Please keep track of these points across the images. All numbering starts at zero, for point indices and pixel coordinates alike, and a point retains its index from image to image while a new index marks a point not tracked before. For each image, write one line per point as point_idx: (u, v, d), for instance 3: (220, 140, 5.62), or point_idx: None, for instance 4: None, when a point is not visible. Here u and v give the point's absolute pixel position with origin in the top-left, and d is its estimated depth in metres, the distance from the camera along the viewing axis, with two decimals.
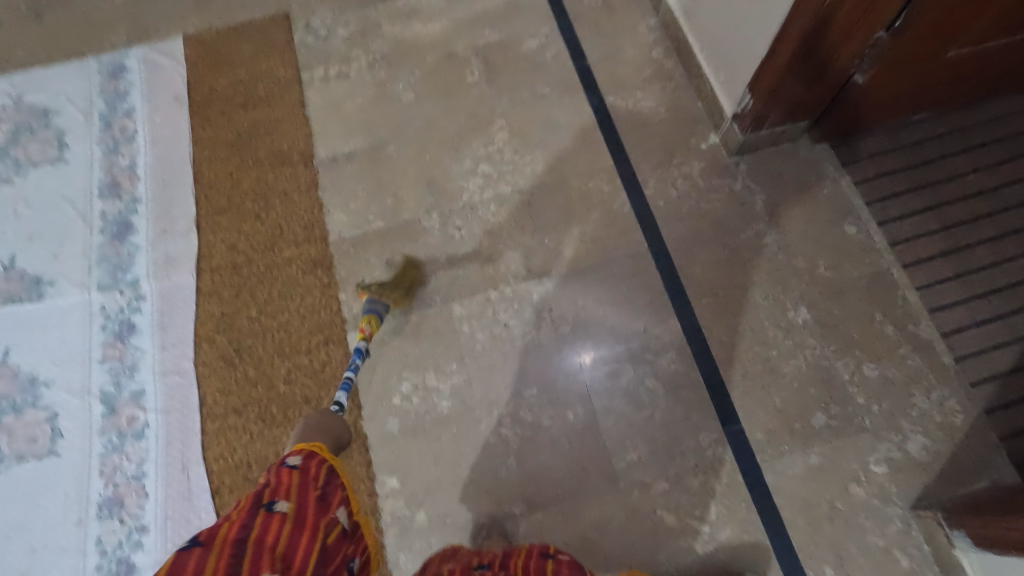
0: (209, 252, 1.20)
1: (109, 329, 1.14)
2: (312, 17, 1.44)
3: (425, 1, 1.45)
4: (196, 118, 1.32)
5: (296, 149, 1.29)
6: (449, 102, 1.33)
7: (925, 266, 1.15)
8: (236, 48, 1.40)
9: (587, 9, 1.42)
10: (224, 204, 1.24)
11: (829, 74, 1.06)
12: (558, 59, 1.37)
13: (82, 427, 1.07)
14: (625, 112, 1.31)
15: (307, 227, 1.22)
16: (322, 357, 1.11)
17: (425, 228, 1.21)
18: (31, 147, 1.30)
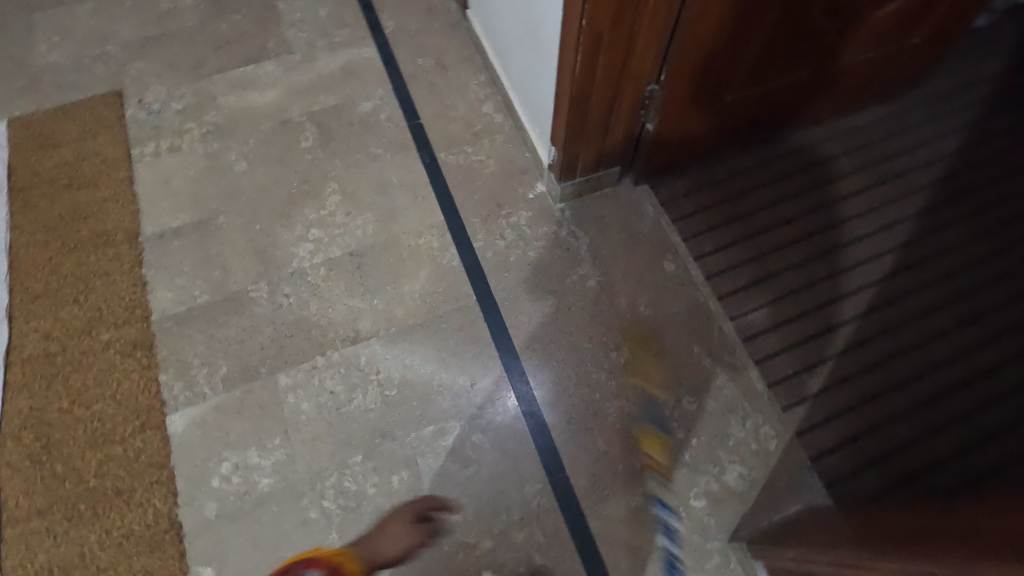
0: (21, 342, 1.14)
1: None
2: (144, 93, 1.43)
3: (261, 70, 1.47)
4: (16, 203, 1.28)
5: (121, 227, 1.26)
6: (281, 170, 1.33)
7: (739, 295, 1.20)
8: (63, 129, 1.37)
9: (421, 69, 1.47)
10: (40, 291, 1.19)
11: (618, 125, 1.12)
12: (391, 119, 1.40)
13: None
14: (456, 167, 1.34)
15: (128, 307, 1.18)
16: (138, 444, 1.06)
17: (253, 298, 1.19)
18: None
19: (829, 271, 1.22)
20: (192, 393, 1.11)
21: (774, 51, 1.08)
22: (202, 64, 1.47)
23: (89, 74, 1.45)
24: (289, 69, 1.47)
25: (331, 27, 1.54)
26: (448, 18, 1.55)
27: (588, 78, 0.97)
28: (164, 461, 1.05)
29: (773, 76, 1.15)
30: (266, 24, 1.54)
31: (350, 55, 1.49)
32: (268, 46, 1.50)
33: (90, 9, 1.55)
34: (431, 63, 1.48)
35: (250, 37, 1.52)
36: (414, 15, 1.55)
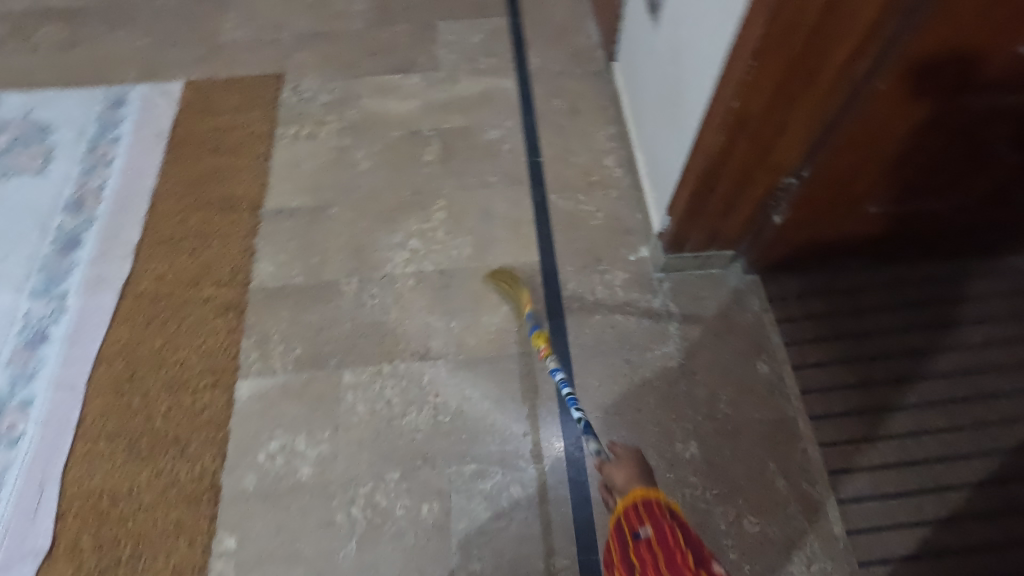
0: (139, 278, 1.25)
1: (24, 335, 1.19)
2: (300, 81, 1.55)
3: (406, 81, 1.55)
4: (169, 155, 1.43)
5: (248, 196, 1.36)
6: (399, 176, 1.39)
7: (835, 420, 1.08)
8: (225, 98, 1.52)
9: (553, 110, 1.49)
10: (167, 236, 1.31)
11: (742, 210, 1.05)
12: (512, 151, 1.42)
13: None
14: (562, 211, 1.33)
15: (233, 270, 1.26)
16: (205, 399, 1.12)
17: (342, 291, 1.23)
18: (21, 157, 1.42)
19: (946, 422, 1.08)
20: (264, 365, 1.15)
21: (936, 170, 0.99)
22: (356, 65, 1.58)
23: (259, 56, 1.60)
24: (431, 85, 1.54)
25: (479, 54, 1.60)
26: (591, 66, 1.56)
27: (723, 158, 0.92)
28: (223, 423, 1.10)
29: (928, 195, 1.05)
30: (422, 40, 1.63)
31: (490, 83, 1.54)
32: (418, 61, 1.59)
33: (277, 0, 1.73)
34: (564, 106, 1.49)
35: (404, 49, 1.61)
36: (559, 57, 1.58)
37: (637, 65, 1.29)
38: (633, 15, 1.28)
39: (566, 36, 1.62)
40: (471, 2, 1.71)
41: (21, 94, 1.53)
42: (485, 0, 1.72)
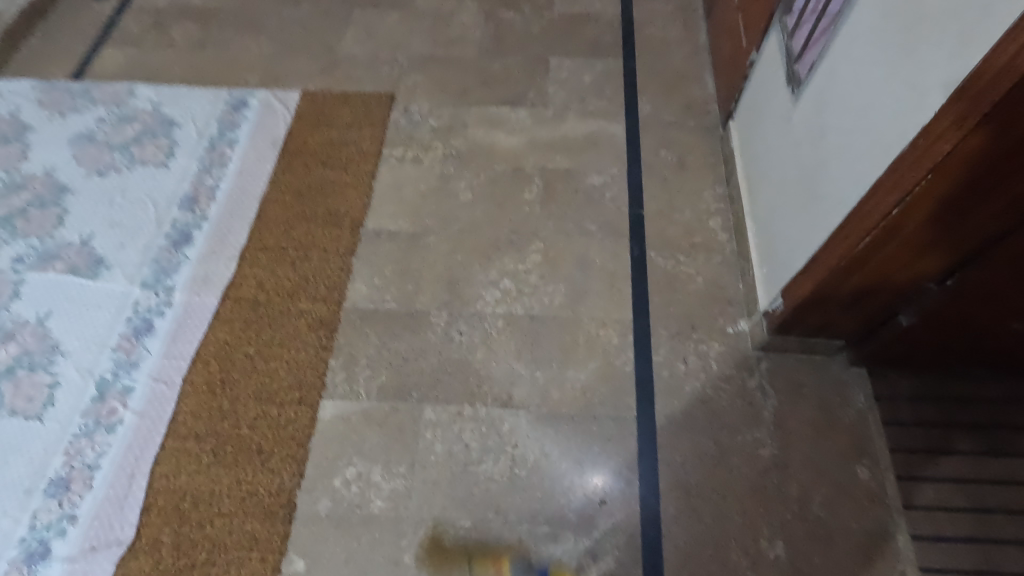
0: (240, 282, 1.30)
1: (132, 323, 1.25)
2: (411, 103, 1.58)
3: (514, 114, 1.55)
4: (281, 163, 1.48)
5: (350, 214, 1.39)
6: (498, 212, 1.38)
7: (940, 545, 1.00)
8: (339, 112, 1.56)
9: (660, 161, 1.45)
10: (271, 244, 1.35)
11: (867, 306, 0.99)
12: (615, 200, 1.39)
13: (71, 404, 1.16)
14: (661, 270, 1.29)
15: (329, 286, 1.29)
16: (290, 414, 1.14)
17: (431, 322, 1.24)
18: (146, 149, 1.50)
19: None
20: (349, 388, 1.17)
21: None
22: (466, 92, 1.60)
23: (374, 73, 1.64)
24: (538, 121, 1.53)
25: (589, 94, 1.58)
26: (704, 120, 1.52)
27: (863, 259, 0.86)
28: (305, 440, 1.11)
29: None
30: (533, 74, 1.63)
31: (597, 125, 1.52)
32: (528, 95, 1.59)
33: (396, 20, 1.77)
34: (672, 159, 1.45)
35: (515, 81, 1.62)
36: (671, 107, 1.55)
37: (762, 132, 1.24)
38: (765, 80, 1.23)
39: (680, 86, 1.59)
40: (587, 40, 1.70)
41: (152, 87, 1.62)
42: (600, 39, 1.70)
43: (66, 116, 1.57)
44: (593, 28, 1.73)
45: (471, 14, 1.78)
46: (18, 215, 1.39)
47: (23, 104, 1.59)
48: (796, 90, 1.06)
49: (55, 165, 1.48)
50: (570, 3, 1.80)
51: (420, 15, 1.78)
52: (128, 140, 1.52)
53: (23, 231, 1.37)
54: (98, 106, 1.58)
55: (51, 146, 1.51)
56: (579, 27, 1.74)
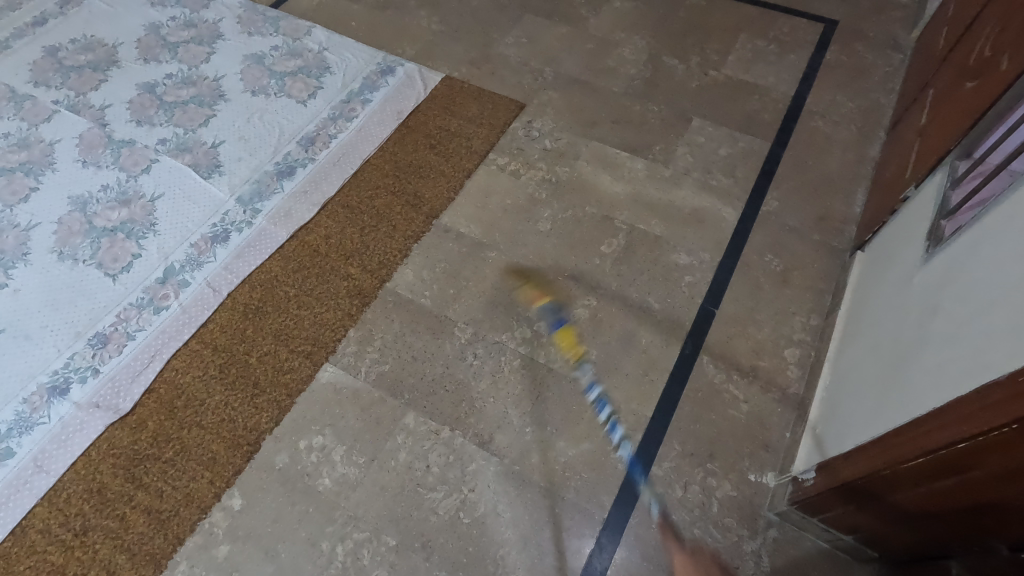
0: (313, 228, 1.38)
1: (214, 229, 1.38)
2: (537, 118, 1.56)
3: (630, 162, 1.47)
4: (396, 134, 1.54)
5: (432, 203, 1.41)
6: (567, 253, 1.33)
7: None
8: (468, 105, 1.59)
9: (761, 264, 1.30)
10: (353, 204, 1.41)
11: (910, 531, 0.80)
12: (692, 287, 1.27)
13: (140, 277, 1.31)
14: (706, 380, 1.15)
15: (381, 262, 1.32)
16: (294, 362, 1.19)
17: (454, 333, 1.22)
18: (296, 84, 1.66)
19: None
20: (353, 362, 1.19)
21: None
22: (593, 125, 1.55)
23: (517, 79, 1.66)
24: (652, 178, 1.44)
25: (717, 168, 1.46)
26: (832, 239, 1.33)
27: (911, 477, 0.70)
28: (294, 392, 1.16)
29: None
30: (669, 129, 1.54)
31: (710, 203, 1.40)
32: (653, 147, 1.50)
33: (562, 35, 1.76)
34: (776, 269, 1.29)
35: (647, 130, 1.53)
36: (801, 212, 1.37)
37: (883, 280, 1.05)
38: (911, 222, 1.04)
39: (821, 193, 1.40)
40: (742, 112, 1.57)
41: (326, 32, 1.78)
42: (757, 116, 1.56)
43: (252, 36, 1.78)
44: (754, 102, 1.59)
45: (635, 50, 1.72)
46: (179, 106, 1.62)
47: (226, 17, 1.84)
48: (932, 248, 0.88)
49: (224, 74, 1.69)
50: (743, 69, 1.67)
51: (587, 36, 1.76)
52: (286, 72, 1.69)
53: (177, 120, 1.59)
54: (279, 36, 1.78)
55: (229, 57, 1.73)
56: (740, 96, 1.60)
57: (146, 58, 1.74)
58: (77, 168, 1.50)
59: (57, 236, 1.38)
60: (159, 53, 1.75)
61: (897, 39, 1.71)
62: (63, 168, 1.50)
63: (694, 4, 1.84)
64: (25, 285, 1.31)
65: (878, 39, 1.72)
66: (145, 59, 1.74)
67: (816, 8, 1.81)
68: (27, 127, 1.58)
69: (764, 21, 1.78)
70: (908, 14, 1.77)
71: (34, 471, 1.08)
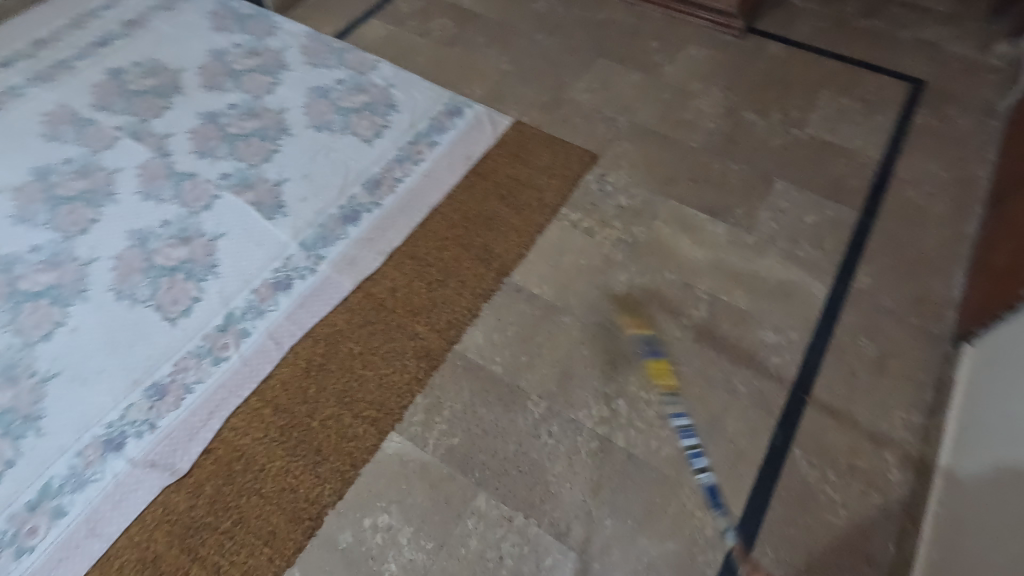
0: (378, 279, 1.32)
1: (277, 275, 1.33)
2: (611, 172, 1.50)
3: (711, 226, 1.40)
4: (465, 181, 1.49)
5: (502, 258, 1.35)
6: (646, 323, 1.26)
7: None
8: (539, 153, 1.53)
9: (855, 349, 1.21)
10: (420, 255, 1.36)
11: None
12: (780, 369, 1.19)
13: (200, 323, 1.27)
14: (799, 478, 1.07)
15: (449, 321, 1.26)
16: (358, 428, 1.13)
17: (527, 407, 1.15)
18: (362, 121, 1.62)
19: None
20: (420, 432, 1.13)
21: None
22: (671, 183, 1.48)
23: (590, 128, 1.60)
24: (734, 244, 1.37)
25: (804, 238, 1.38)
26: (932, 324, 1.24)
27: None
28: (359, 463, 1.09)
29: None
30: (751, 190, 1.46)
31: (797, 276, 1.32)
32: (734, 210, 1.43)
33: (635, 82, 1.70)
34: (872, 354, 1.20)
35: (728, 191, 1.47)
36: (896, 292, 1.29)
37: (1012, 391, 0.96)
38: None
39: (916, 272, 1.32)
40: (827, 176, 1.49)
41: (393, 68, 1.74)
42: (843, 181, 1.48)
43: (317, 68, 1.75)
44: (840, 165, 1.51)
45: (713, 102, 1.65)
46: (242, 139, 1.59)
47: (291, 46, 1.81)
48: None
49: (288, 107, 1.66)
50: (827, 128, 1.59)
51: (661, 85, 1.70)
52: (351, 108, 1.65)
53: (240, 153, 1.56)
54: (344, 69, 1.74)
55: (294, 89, 1.70)
56: (825, 158, 1.53)
57: (210, 86, 1.71)
58: (137, 201, 1.46)
59: (116, 273, 1.34)
60: (223, 81, 1.72)
61: (991, 104, 1.62)
62: (123, 199, 1.46)
63: (773, 55, 1.77)
64: (82, 325, 1.26)
65: (971, 103, 1.63)
66: (209, 87, 1.71)
67: (902, 65, 1.73)
68: (88, 153, 1.55)
69: (848, 77, 1.71)
70: (1001, 77, 1.68)
71: (86, 534, 1.02)
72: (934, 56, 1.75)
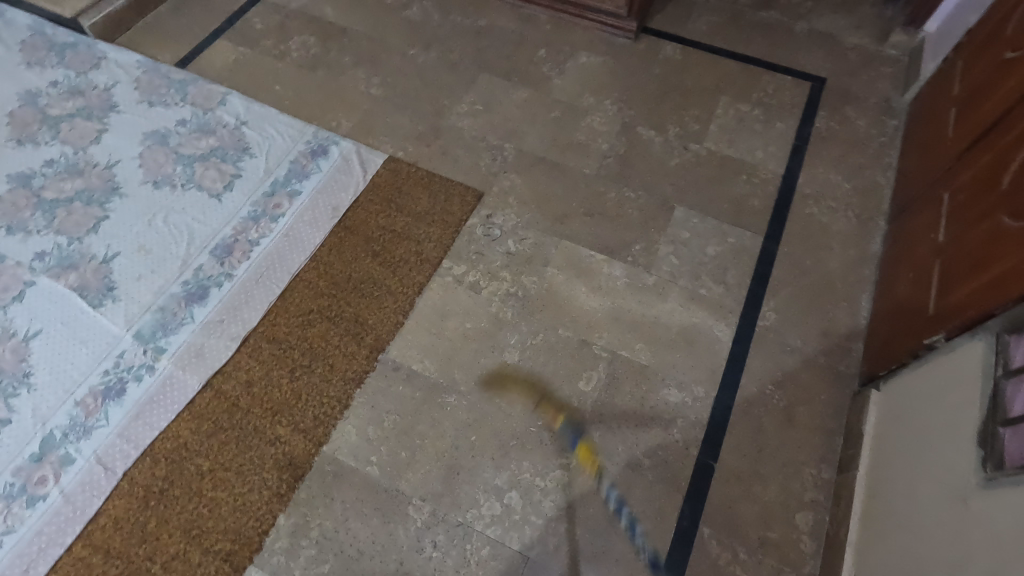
0: (231, 372, 1.14)
1: (106, 379, 1.12)
2: (498, 211, 1.35)
3: (608, 267, 1.28)
4: (331, 238, 1.30)
5: (376, 331, 1.18)
6: (539, 394, 1.12)
7: None
8: (416, 196, 1.36)
9: (763, 399, 1.12)
10: (279, 336, 1.17)
11: None
12: (686, 433, 1.09)
13: (9, 453, 1.05)
14: (709, 562, 0.98)
15: (316, 417, 1.09)
16: (208, 567, 0.96)
17: (408, 514, 1.01)
18: (209, 172, 1.39)
19: None
20: (284, 562, 0.97)
21: None
22: (564, 219, 1.34)
23: (473, 159, 1.43)
24: (633, 287, 1.25)
25: (706, 273, 1.28)
26: (839, 362, 1.17)
27: None
28: None
29: None
30: (650, 221, 1.34)
31: (701, 319, 1.22)
32: (632, 246, 1.31)
33: (522, 100, 1.54)
34: (781, 405, 1.12)
35: (625, 224, 1.34)
36: (803, 327, 1.21)
37: (912, 461, 0.89)
38: (941, 395, 0.88)
39: (823, 301, 1.24)
40: (729, 197, 1.39)
41: (244, 101, 1.51)
42: (745, 202, 1.38)
43: (154, 106, 1.50)
44: (742, 184, 1.41)
45: (606, 119, 1.51)
46: (61, 205, 1.33)
47: (121, 81, 1.54)
48: (995, 481, 0.72)
49: (119, 159, 1.41)
50: (727, 141, 1.48)
51: (551, 101, 1.54)
52: (196, 155, 1.42)
53: (58, 225, 1.30)
54: (186, 106, 1.50)
55: (125, 137, 1.44)
56: (726, 176, 1.42)
57: (20, 139, 1.43)
58: None
59: None
60: (37, 131, 1.44)
61: (889, 102, 1.55)
62: None
63: (669, 58, 1.64)
64: None
65: (870, 101, 1.56)
66: (19, 140, 1.43)
67: (801, 62, 1.64)
68: None
69: (747, 79, 1.60)
70: (899, 70, 1.61)
71: None
72: (832, 49, 1.66)
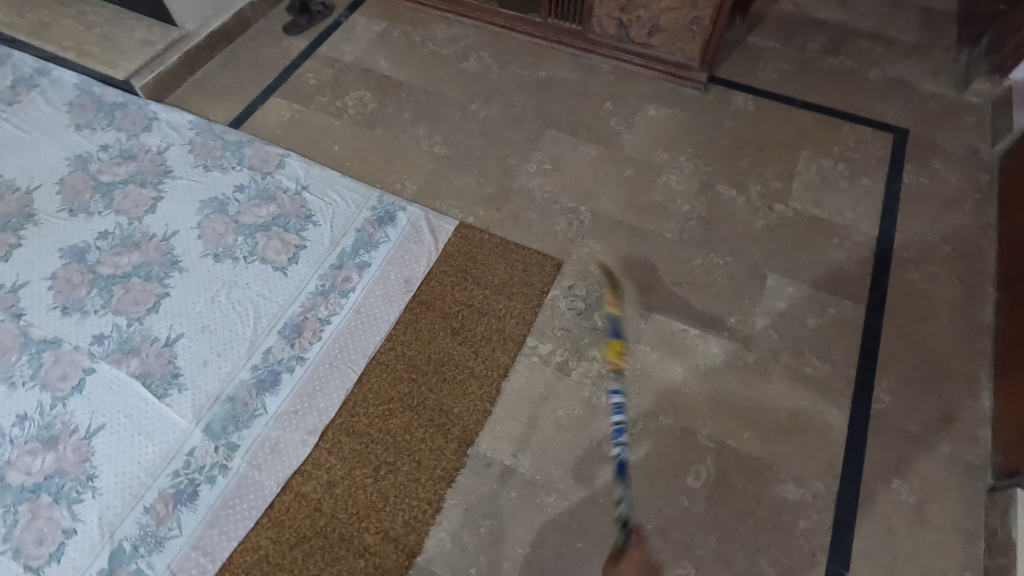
0: (311, 471, 1.05)
1: (176, 481, 1.04)
2: (580, 281, 1.27)
3: (703, 344, 1.19)
4: (406, 315, 1.22)
5: (463, 421, 1.10)
6: (645, 492, 1.04)
7: None
8: (492, 265, 1.28)
9: (889, 496, 1.03)
10: (360, 429, 1.09)
11: None
12: (810, 536, 1.00)
13: (77, 569, 0.96)
14: None
15: (406, 523, 1.00)
16: None
17: None
18: (271, 242, 1.32)
19: None
20: None
21: None
22: (650, 289, 1.26)
23: (548, 223, 1.36)
24: (732, 365, 1.17)
25: (809, 348, 1.19)
26: (967, 451, 1.08)
27: None
28: None
29: None
30: (742, 291, 1.26)
31: (811, 402, 1.13)
32: (727, 319, 1.22)
33: (593, 158, 1.47)
34: (909, 501, 1.03)
35: (716, 294, 1.26)
36: (922, 411, 1.12)
37: None
38: None
39: (939, 379, 1.15)
40: (823, 262, 1.30)
41: (304, 163, 1.44)
42: (841, 267, 1.30)
43: (210, 170, 1.43)
44: (834, 248, 1.33)
45: (683, 177, 1.44)
46: (118, 281, 1.26)
47: (174, 143, 1.48)
48: None
49: (176, 230, 1.33)
50: (812, 199, 1.40)
51: (622, 159, 1.47)
52: (257, 224, 1.34)
53: (117, 304, 1.23)
54: (243, 170, 1.43)
55: (182, 205, 1.37)
56: (817, 239, 1.34)
57: (72, 208, 1.36)
58: None
59: None
60: (89, 199, 1.37)
61: (979, 154, 1.47)
62: None
63: (741, 110, 1.57)
64: None
65: (958, 153, 1.48)
66: (71, 210, 1.36)
67: (880, 112, 1.57)
68: None
69: (826, 132, 1.53)
70: (984, 118, 1.54)
71: None
72: (911, 97, 1.59)
